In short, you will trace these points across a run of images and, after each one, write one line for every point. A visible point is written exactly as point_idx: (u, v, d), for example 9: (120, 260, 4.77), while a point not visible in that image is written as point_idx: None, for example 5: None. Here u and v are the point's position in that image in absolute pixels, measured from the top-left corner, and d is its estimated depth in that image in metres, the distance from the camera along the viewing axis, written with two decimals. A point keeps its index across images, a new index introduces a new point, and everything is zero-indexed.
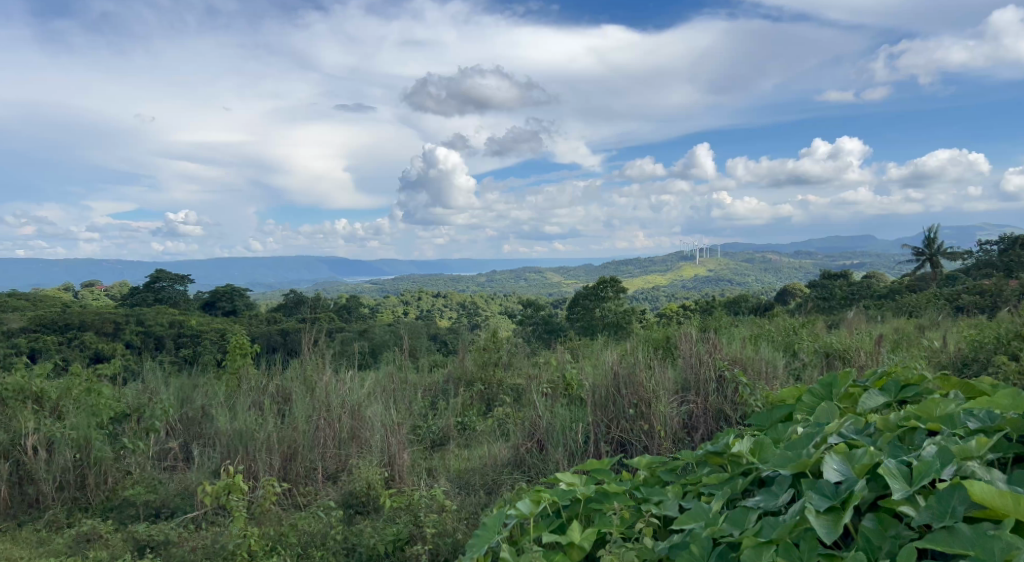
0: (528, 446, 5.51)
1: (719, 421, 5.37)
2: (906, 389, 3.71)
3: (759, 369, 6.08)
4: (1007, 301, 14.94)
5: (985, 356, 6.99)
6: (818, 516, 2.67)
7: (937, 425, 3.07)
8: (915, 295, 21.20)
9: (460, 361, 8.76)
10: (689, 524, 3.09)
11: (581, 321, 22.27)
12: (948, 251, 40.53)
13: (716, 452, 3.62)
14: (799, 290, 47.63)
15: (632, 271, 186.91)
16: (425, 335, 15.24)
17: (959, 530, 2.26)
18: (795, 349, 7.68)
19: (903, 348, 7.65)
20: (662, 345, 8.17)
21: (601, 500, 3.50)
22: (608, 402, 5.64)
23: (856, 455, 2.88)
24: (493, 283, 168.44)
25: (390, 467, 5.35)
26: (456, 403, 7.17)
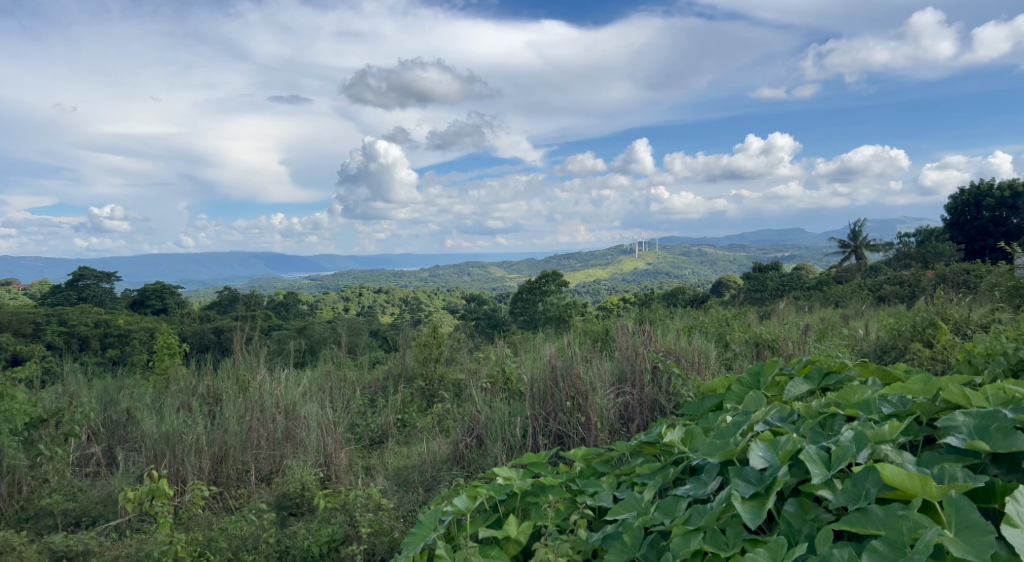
0: (467, 442, 5.51)
1: (655, 411, 5.47)
2: (828, 377, 3.87)
3: (692, 359, 6.24)
4: (926, 290, 15.73)
5: (903, 344, 7.33)
6: (744, 502, 2.76)
7: (856, 410, 3.20)
8: (841, 286, 22.07)
9: (400, 359, 8.70)
10: (622, 515, 3.15)
11: (523, 315, 22.33)
12: (871, 243, 42.24)
13: (649, 443, 3.70)
14: (732, 283, 48.87)
15: (570, 265, 188.66)
16: (364, 332, 15.01)
17: (872, 511, 2.35)
18: (727, 340, 7.91)
19: (828, 337, 7.96)
20: (601, 338, 8.27)
21: (537, 494, 3.54)
22: (546, 396, 5.70)
23: (780, 442, 2.99)
24: (433, 278, 167.48)
25: (325, 467, 5.28)
26: (396, 401, 7.11)
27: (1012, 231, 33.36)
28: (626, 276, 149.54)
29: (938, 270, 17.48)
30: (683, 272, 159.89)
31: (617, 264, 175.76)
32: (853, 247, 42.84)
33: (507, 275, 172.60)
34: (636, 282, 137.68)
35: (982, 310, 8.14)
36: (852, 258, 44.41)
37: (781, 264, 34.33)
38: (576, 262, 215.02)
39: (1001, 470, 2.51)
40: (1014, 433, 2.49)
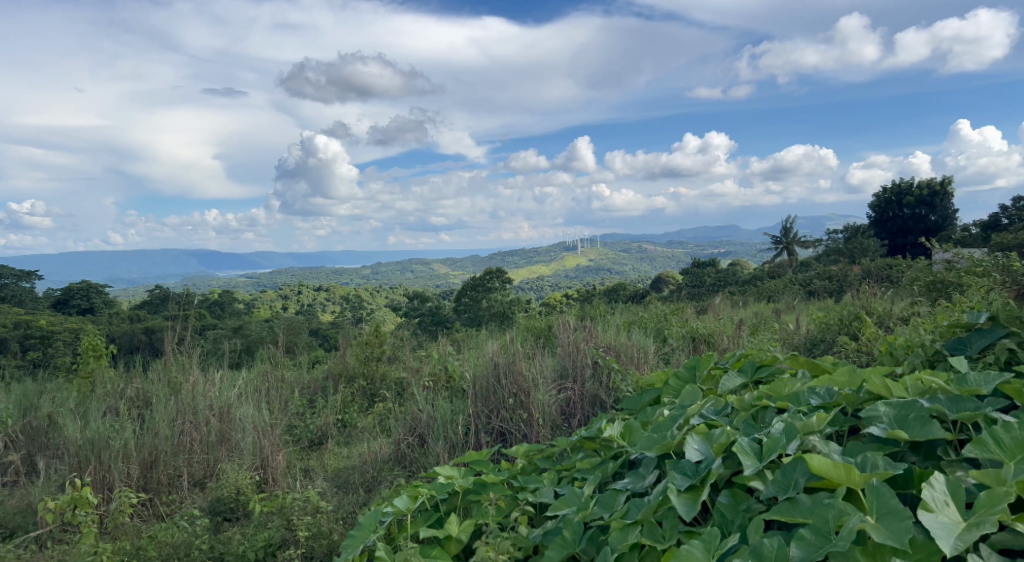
0: (409, 442, 5.47)
1: (596, 407, 5.53)
2: (761, 370, 3.98)
3: (631, 354, 6.33)
4: (853, 284, 16.35)
5: (831, 337, 7.60)
6: (679, 495, 2.82)
7: (786, 403, 3.30)
8: (774, 281, 22.75)
9: (340, 358, 8.57)
10: (562, 510, 3.17)
11: (467, 312, 22.25)
12: (802, 240, 43.63)
13: (590, 438, 3.74)
14: (672, 279, 49.83)
15: (511, 262, 189.20)
16: (303, 331, 14.74)
17: (800, 500, 2.42)
18: (665, 335, 8.06)
19: (761, 331, 8.20)
20: (543, 335, 8.32)
21: (478, 492, 3.54)
22: (489, 393, 5.70)
23: (714, 435, 3.06)
24: (373, 275, 165.62)
25: (262, 470, 5.16)
26: (336, 401, 7.01)
27: (930, 228, 35.05)
28: (568, 273, 150.78)
29: (863, 266, 18.20)
30: (622, 268, 162.16)
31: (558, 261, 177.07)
32: (785, 242, 44.20)
33: (449, 273, 171.94)
34: (577, 279, 138.99)
35: (903, 304, 8.51)
36: (784, 254, 45.81)
37: (718, 260, 35.18)
38: (518, 259, 215.76)
39: (918, 457, 2.62)
40: (930, 422, 2.61)
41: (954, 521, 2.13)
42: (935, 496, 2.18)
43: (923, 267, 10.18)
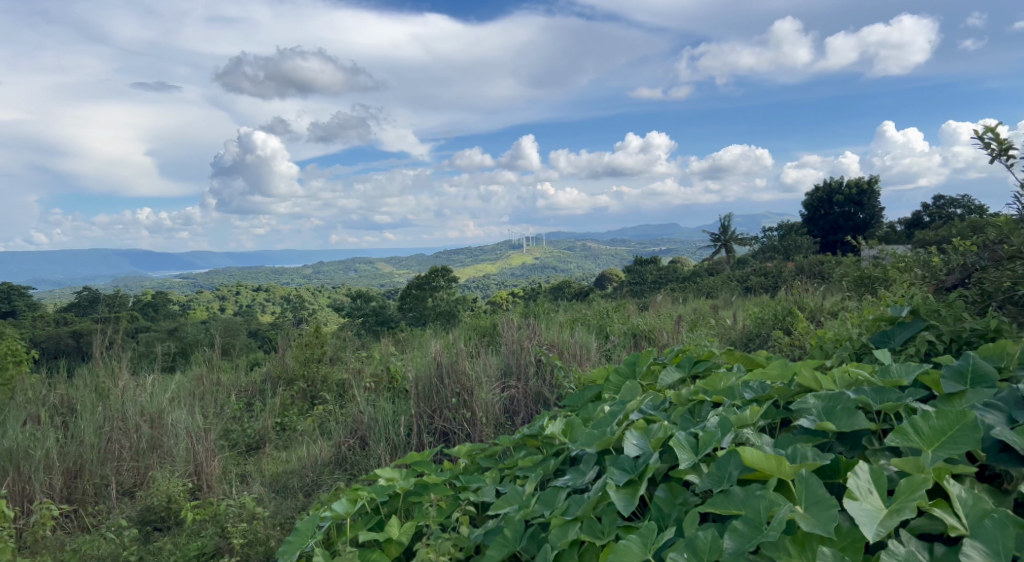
0: (350, 444, 5.40)
1: (539, 404, 5.54)
2: (698, 365, 4.06)
3: (574, 351, 6.38)
4: (787, 281, 16.85)
5: (766, 331, 7.81)
6: (617, 490, 2.85)
7: (721, 396, 3.37)
8: (712, 277, 23.25)
9: (280, 360, 8.39)
10: (503, 509, 3.17)
11: (412, 311, 22.05)
12: (739, 237, 44.70)
13: (532, 435, 3.76)
14: (615, 277, 50.46)
15: (454, 261, 188.69)
16: (241, 333, 14.39)
17: (734, 493, 2.47)
18: (607, 332, 8.14)
19: (700, 327, 8.38)
20: (486, 334, 8.30)
21: (419, 493, 3.50)
22: (431, 393, 5.65)
23: (652, 430, 3.10)
24: (314, 275, 162.95)
25: (195, 477, 5.01)
26: (274, 404, 6.85)
27: (860, 227, 36.39)
28: (511, 271, 151.19)
29: (796, 261, 18.77)
30: (564, 266, 163.42)
31: (501, 259, 177.37)
32: (723, 240, 45.23)
33: (391, 272, 170.43)
34: (520, 277, 139.47)
35: (833, 299, 8.79)
36: (722, 251, 46.89)
37: (659, 257, 35.80)
38: (461, 258, 215.26)
39: (845, 447, 2.71)
40: (856, 413, 2.69)
41: (877, 508, 2.21)
42: (859, 484, 2.25)
43: (852, 263, 10.55)
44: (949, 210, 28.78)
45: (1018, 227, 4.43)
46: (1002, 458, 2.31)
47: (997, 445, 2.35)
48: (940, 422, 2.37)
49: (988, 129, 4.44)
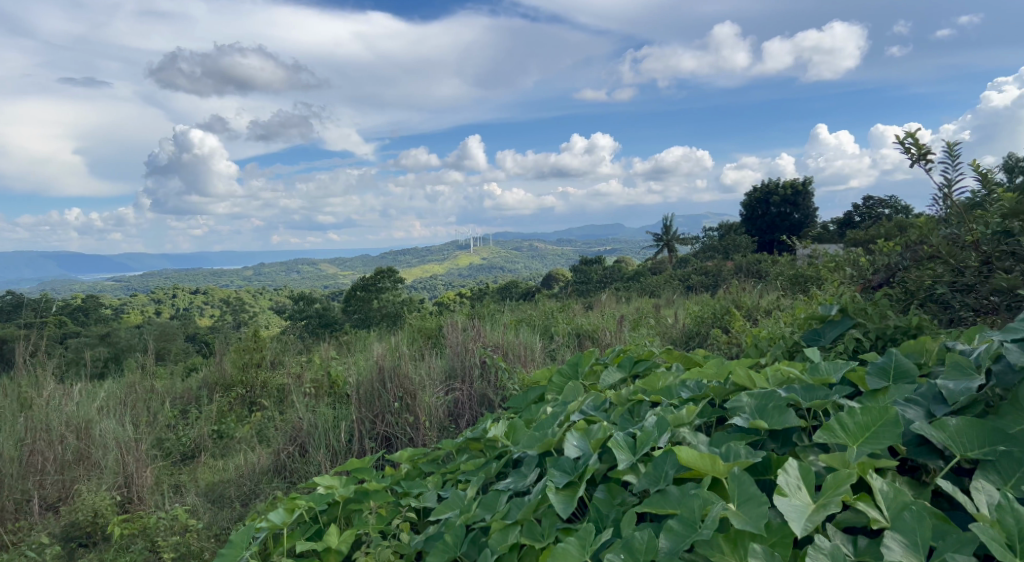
0: (289, 451, 5.28)
1: (483, 406, 5.52)
2: (638, 364, 4.10)
3: (518, 352, 6.38)
4: (726, 279, 17.26)
5: (705, 330, 7.97)
6: (558, 492, 2.85)
7: (659, 396, 3.41)
8: (656, 277, 23.59)
9: (217, 365, 8.16)
10: (444, 514, 3.15)
11: (356, 313, 21.74)
12: (681, 237, 45.56)
13: (475, 439, 3.74)
14: (561, 276, 50.76)
15: (399, 262, 187.21)
16: (178, 337, 13.95)
17: (670, 492, 2.50)
18: (552, 333, 8.18)
19: (642, 326, 8.50)
20: (431, 336, 8.24)
21: (359, 500, 3.44)
22: (373, 398, 5.56)
23: (592, 431, 3.12)
24: (254, 277, 159.43)
25: (125, 489, 4.84)
26: (211, 411, 6.66)
27: (795, 227, 37.47)
28: (456, 272, 150.78)
29: (735, 260, 19.22)
30: (509, 266, 163.79)
31: (446, 260, 176.75)
32: (665, 240, 45.98)
33: (334, 273, 168.04)
34: (466, 277, 139.22)
35: (769, 297, 9.01)
36: (665, 251, 47.66)
37: (603, 257, 36.22)
38: (406, 259, 213.65)
39: (777, 444, 2.77)
40: (786, 410, 2.76)
41: (805, 503, 2.27)
42: (789, 481, 2.31)
43: (788, 262, 10.83)
44: (878, 210, 29.87)
45: (938, 227, 4.62)
46: (921, 451, 2.39)
47: (917, 439, 2.43)
48: (864, 418, 2.44)
49: (908, 133, 4.62)
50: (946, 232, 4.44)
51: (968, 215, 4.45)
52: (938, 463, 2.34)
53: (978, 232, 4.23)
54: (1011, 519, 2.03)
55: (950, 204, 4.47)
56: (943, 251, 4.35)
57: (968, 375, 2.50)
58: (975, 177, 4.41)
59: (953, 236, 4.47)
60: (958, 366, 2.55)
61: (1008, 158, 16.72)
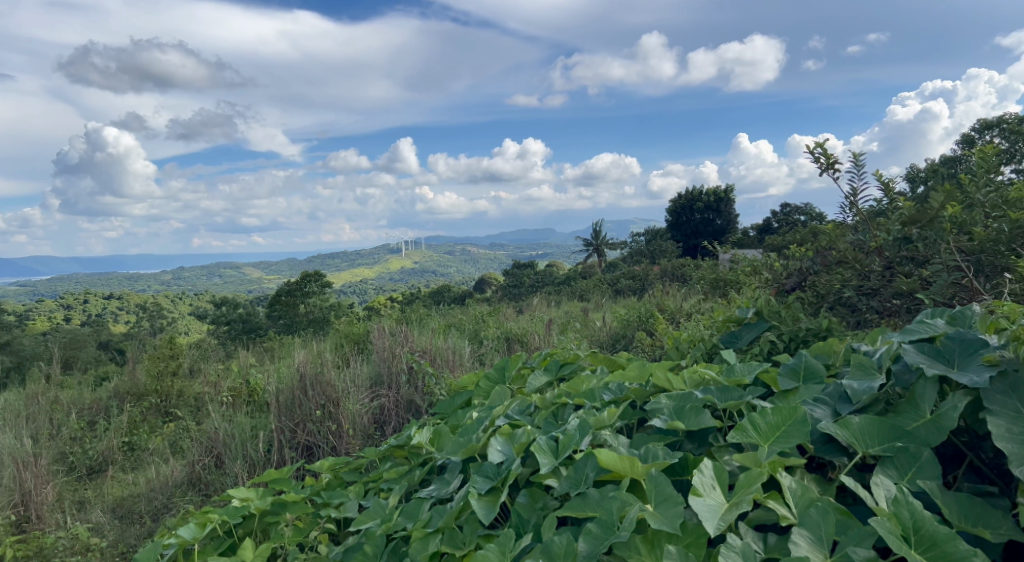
0: (204, 462, 5.08)
1: (410, 413, 5.46)
2: (564, 368, 4.13)
3: (446, 357, 6.33)
4: (653, 283, 17.60)
5: (631, 333, 8.10)
6: (479, 498, 2.83)
7: (582, 399, 3.44)
8: (585, 280, 23.92)
9: (130, 375, 7.81)
10: (365, 524, 3.08)
11: (281, 318, 21.20)
12: (609, 242, 46.27)
13: (399, 446, 3.68)
14: (492, 280, 50.83)
15: (326, 265, 183.86)
16: (88, 345, 13.28)
17: (590, 495, 2.52)
18: (481, 337, 8.16)
19: (570, 330, 8.58)
20: (358, 341, 8.10)
21: (276, 513, 3.33)
22: (294, 406, 5.42)
23: (516, 435, 3.11)
24: (174, 282, 153.78)
25: (21, 507, 4.60)
26: (121, 422, 6.36)
27: (717, 232, 38.75)
28: (385, 276, 149.16)
29: (660, 264, 19.66)
30: (439, 270, 163.00)
31: (375, 264, 174.55)
32: (595, 245, 46.60)
33: (259, 277, 163.70)
34: (395, 282, 137.81)
35: (692, 301, 9.23)
36: (594, 255, 48.33)
37: (534, 262, 36.38)
38: (333, 262, 210.07)
39: (694, 445, 2.82)
40: (703, 412, 2.82)
41: (719, 503, 2.31)
42: (704, 481, 2.35)
43: (709, 266, 11.14)
44: (794, 217, 31.06)
45: (845, 233, 4.83)
46: (828, 449, 2.48)
47: (824, 437, 2.52)
48: (775, 418, 2.52)
49: (818, 144, 4.82)
50: (852, 238, 4.67)
51: (872, 223, 4.68)
52: (843, 460, 2.44)
53: (881, 239, 4.47)
54: (907, 513, 2.13)
55: (856, 212, 4.68)
56: (850, 257, 4.55)
57: (871, 374, 2.61)
58: (878, 186, 4.64)
59: (858, 242, 4.69)
60: (863, 366, 2.66)
61: (909, 168, 17.74)
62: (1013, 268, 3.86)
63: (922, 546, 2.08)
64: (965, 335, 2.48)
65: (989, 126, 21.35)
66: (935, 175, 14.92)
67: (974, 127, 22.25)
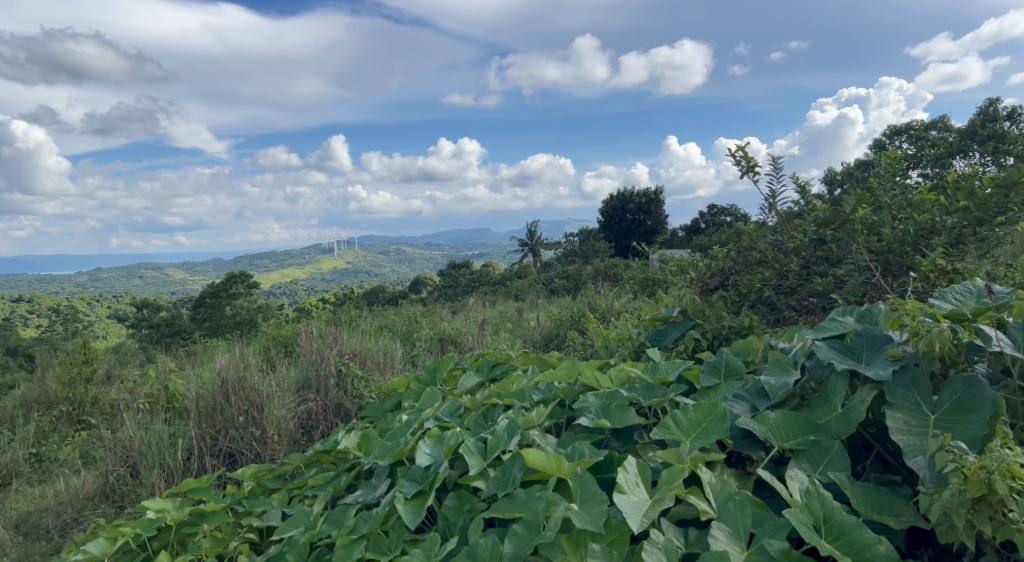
0: (118, 474, 4.87)
1: (339, 417, 5.37)
2: (495, 368, 4.12)
3: (377, 359, 6.25)
4: (586, 283, 17.79)
5: (563, 332, 8.16)
6: (406, 503, 2.79)
7: (512, 399, 3.44)
8: (520, 281, 24.01)
9: (38, 382, 7.43)
10: (288, 533, 3.01)
11: (206, 321, 20.52)
12: (544, 242, 46.59)
13: (325, 451, 3.61)
14: (426, 281, 50.54)
15: (254, 266, 179.25)
16: None
17: (516, 496, 2.52)
18: (414, 338, 8.08)
19: (503, 330, 8.59)
20: (286, 345, 7.91)
21: (194, 523, 3.21)
22: (215, 412, 5.25)
23: (444, 437, 3.09)
24: (90, 283, 147.25)
25: None
26: (28, 432, 6.05)
27: (649, 232, 39.44)
28: (316, 277, 146.40)
29: (592, 265, 19.91)
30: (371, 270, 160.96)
31: (304, 265, 171.16)
32: (530, 245, 46.80)
33: (182, 279, 158.32)
34: (326, 283, 135.42)
35: (623, 300, 9.38)
36: (529, 255, 48.62)
37: (469, 263, 36.27)
38: (261, 263, 204.97)
39: (620, 443, 2.86)
40: (628, 410, 2.86)
41: (642, 500, 2.35)
42: (628, 479, 2.39)
43: (641, 266, 11.34)
44: (720, 218, 31.94)
45: (765, 234, 4.99)
46: (746, 443, 2.55)
47: (743, 432, 2.59)
48: (696, 415, 2.57)
49: (740, 147, 4.97)
50: (772, 239, 4.83)
51: (790, 224, 4.85)
52: (760, 453, 2.52)
53: (798, 240, 4.65)
54: (818, 504, 2.21)
55: (775, 214, 4.85)
56: (769, 257, 4.73)
57: (787, 371, 2.69)
58: (796, 189, 4.82)
59: (777, 242, 4.87)
60: (779, 363, 2.75)
61: (827, 171, 18.44)
62: (918, 267, 4.07)
63: (831, 535, 2.17)
64: (872, 331, 2.59)
65: (898, 133, 22.34)
66: (851, 177, 15.51)
67: (885, 133, 23.30)
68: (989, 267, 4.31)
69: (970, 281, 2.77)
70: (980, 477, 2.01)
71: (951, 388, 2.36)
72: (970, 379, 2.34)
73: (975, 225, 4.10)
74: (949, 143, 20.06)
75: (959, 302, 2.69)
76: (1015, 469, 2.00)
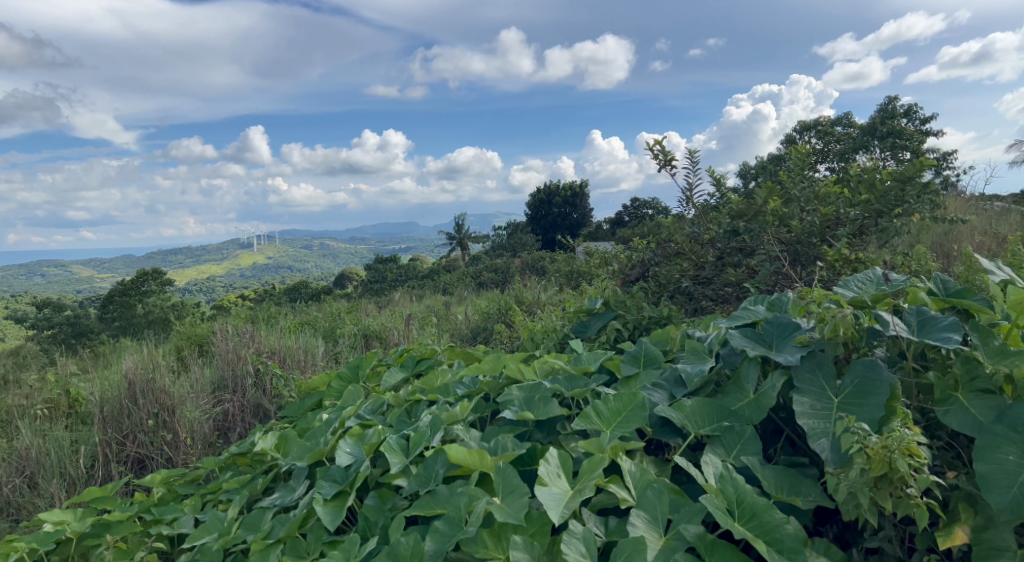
0: (14, 485, 4.58)
1: (256, 417, 5.22)
2: (420, 364, 4.07)
3: (298, 357, 6.09)
4: (513, 276, 17.84)
5: (490, 326, 8.16)
6: (325, 504, 2.73)
7: (435, 394, 3.40)
8: (446, 275, 23.90)
9: None
10: (200, 539, 2.90)
11: (116, 320, 19.57)
12: (469, 236, 46.48)
13: (241, 453, 3.49)
14: (350, 276, 49.70)
15: (166, 262, 172.34)
16: None
17: (438, 492, 2.49)
18: (337, 334, 7.92)
19: (429, 325, 8.52)
20: (200, 344, 7.62)
21: (97, 535, 3.06)
22: (122, 417, 5.00)
23: (366, 436, 3.03)
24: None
25: None
26: None
27: (574, 225, 39.80)
28: (234, 273, 141.88)
29: (519, 258, 20.00)
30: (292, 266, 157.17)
31: (221, 260, 165.67)
32: (456, 239, 46.60)
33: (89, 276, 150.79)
34: (244, 279, 131.48)
35: (549, 292, 9.45)
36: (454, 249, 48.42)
37: (395, 258, 35.86)
38: (175, 259, 197.28)
39: (543, 435, 2.87)
40: (550, 401, 2.87)
41: (563, 491, 2.36)
42: (550, 470, 2.39)
43: (566, 259, 11.46)
44: (642, 210, 32.57)
45: (683, 226, 5.11)
46: (665, 431, 2.60)
47: (661, 421, 2.64)
48: (616, 404, 2.61)
49: (659, 141, 5.07)
50: (689, 231, 4.95)
51: (706, 216, 4.99)
52: (677, 441, 2.57)
53: (714, 232, 4.78)
54: (732, 488, 2.27)
55: (692, 206, 4.97)
56: (687, 248, 4.85)
57: (702, 359, 2.76)
58: (711, 182, 4.95)
59: (694, 234, 5.00)
60: (695, 352, 2.81)
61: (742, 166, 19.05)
62: (824, 256, 4.26)
63: (744, 518, 2.23)
64: (781, 319, 2.68)
65: (807, 129, 23.34)
66: (765, 171, 16.06)
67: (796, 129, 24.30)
68: (889, 256, 4.54)
69: (871, 270, 2.90)
70: (883, 457, 2.10)
71: (853, 371, 2.45)
72: (869, 363, 2.44)
73: (875, 216, 4.34)
74: (854, 139, 21.09)
75: (860, 289, 2.81)
76: (914, 446, 2.10)
